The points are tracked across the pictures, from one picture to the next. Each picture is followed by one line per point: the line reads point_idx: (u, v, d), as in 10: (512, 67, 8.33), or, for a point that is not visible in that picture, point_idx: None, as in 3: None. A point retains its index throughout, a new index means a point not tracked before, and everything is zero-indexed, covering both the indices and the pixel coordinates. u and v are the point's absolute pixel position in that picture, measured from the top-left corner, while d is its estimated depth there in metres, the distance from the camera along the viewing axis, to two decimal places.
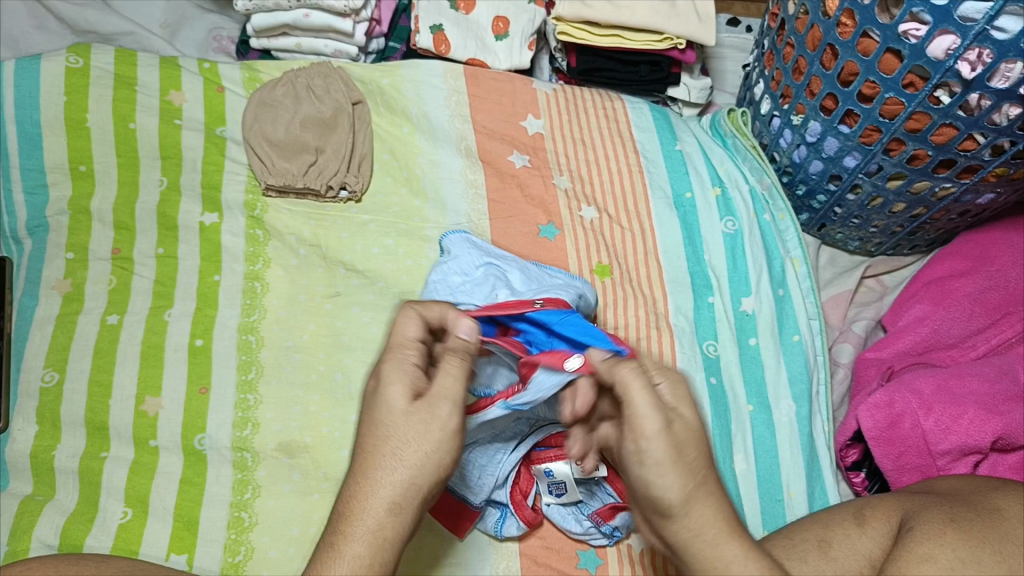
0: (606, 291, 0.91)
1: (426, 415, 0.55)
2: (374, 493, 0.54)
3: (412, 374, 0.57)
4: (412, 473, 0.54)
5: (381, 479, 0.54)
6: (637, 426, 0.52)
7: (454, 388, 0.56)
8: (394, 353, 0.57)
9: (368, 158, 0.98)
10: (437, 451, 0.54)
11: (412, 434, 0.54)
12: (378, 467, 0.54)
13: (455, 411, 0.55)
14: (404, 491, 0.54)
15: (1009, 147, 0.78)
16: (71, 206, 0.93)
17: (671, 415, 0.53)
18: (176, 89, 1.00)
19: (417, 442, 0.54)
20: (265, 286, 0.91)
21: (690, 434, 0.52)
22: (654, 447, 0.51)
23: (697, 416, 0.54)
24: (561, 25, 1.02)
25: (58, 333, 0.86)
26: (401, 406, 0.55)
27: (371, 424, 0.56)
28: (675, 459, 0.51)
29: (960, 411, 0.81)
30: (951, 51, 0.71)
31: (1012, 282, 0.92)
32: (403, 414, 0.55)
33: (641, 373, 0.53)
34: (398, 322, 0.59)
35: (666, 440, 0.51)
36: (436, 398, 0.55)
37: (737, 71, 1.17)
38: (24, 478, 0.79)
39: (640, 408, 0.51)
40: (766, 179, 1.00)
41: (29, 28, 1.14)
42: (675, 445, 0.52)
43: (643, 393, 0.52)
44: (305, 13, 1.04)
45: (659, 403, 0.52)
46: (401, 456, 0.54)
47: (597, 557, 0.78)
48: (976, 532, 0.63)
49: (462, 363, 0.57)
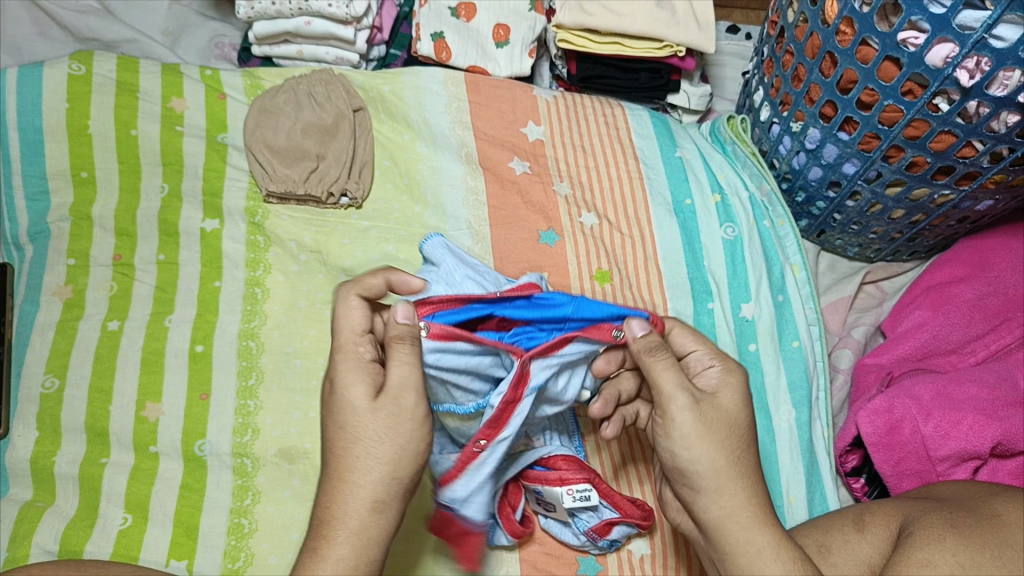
0: (606, 297, 0.92)
1: (391, 410, 0.55)
2: (352, 494, 0.54)
3: (370, 370, 0.56)
4: (388, 468, 0.54)
5: (358, 479, 0.54)
6: (664, 405, 0.58)
7: (414, 377, 0.56)
8: (348, 350, 0.57)
9: (369, 165, 0.98)
10: (409, 443, 0.55)
11: (382, 431, 0.54)
12: (353, 469, 0.54)
13: (420, 400, 0.56)
14: (384, 488, 0.55)
15: (1007, 154, 0.78)
16: (73, 212, 0.93)
17: (698, 397, 0.58)
18: (178, 96, 1.00)
19: (388, 436, 0.55)
20: (265, 292, 0.91)
21: (718, 415, 0.58)
22: (681, 420, 0.57)
23: (733, 403, 0.59)
24: (561, 33, 1.03)
25: (59, 339, 0.86)
26: (365, 404, 0.55)
27: (337, 426, 0.56)
28: (701, 435, 0.57)
29: (960, 417, 0.81)
30: (950, 59, 0.72)
31: (1011, 288, 0.92)
32: (369, 411, 0.55)
33: (669, 360, 0.59)
34: (345, 315, 0.59)
35: (692, 416, 0.57)
36: (398, 389, 0.55)
37: (736, 78, 1.18)
38: (24, 484, 0.79)
39: (664, 386, 0.58)
40: (765, 186, 1.00)
41: (32, 35, 1.14)
42: (703, 422, 0.57)
43: (667, 373, 0.58)
44: (307, 21, 1.04)
45: (683, 385, 0.58)
46: (374, 453, 0.54)
47: (597, 563, 0.78)
48: (976, 538, 0.63)
49: (414, 350, 0.56)
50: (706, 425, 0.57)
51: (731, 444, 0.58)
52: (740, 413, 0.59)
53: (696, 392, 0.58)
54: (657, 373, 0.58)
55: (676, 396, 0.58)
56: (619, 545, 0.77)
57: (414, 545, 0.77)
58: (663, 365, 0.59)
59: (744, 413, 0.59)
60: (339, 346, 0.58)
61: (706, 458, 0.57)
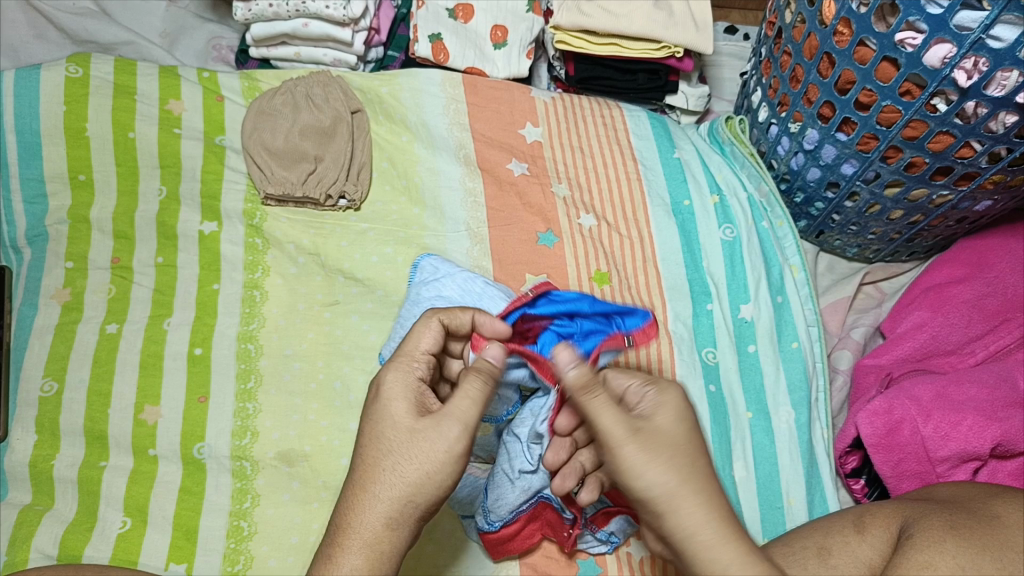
0: (605, 298, 0.92)
1: (429, 433, 0.55)
2: (371, 506, 0.54)
3: (416, 388, 0.58)
4: (410, 489, 0.54)
5: (378, 492, 0.54)
6: (606, 441, 0.55)
7: (466, 413, 0.55)
8: (402, 362, 0.59)
9: (367, 167, 0.98)
10: (437, 472, 0.54)
11: (415, 452, 0.54)
12: (377, 482, 0.54)
13: (463, 436, 0.55)
14: (402, 507, 0.54)
15: (1005, 155, 0.78)
16: (71, 215, 0.93)
17: (639, 425, 0.55)
18: (176, 98, 1.00)
19: (419, 459, 0.54)
20: (264, 294, 0.91)
21: (660, 436, 0.55)
22: (623, 452, 0.54)
23: (673, 421, 0.56)
24: (559, 34, 1.03)
25: (57, 342, 0.86)
26: (405, 421, 0.56)
27: (373, 435, 0.56)
28: (647, 462, 0.53)
29: (959, 418, 0.81)
30: (948, 59, 0.71)
31: (1010, 289, 0.92)
32: (407, 429, 0.55)
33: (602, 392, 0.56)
34: (415, 333, 0.61)
35: (635, 443, 0.54)
36: (441, 419, 0.55)
37: (734, 79, 1.18)
38: (23, 487, 0.79)
39: (602, 421, 0.55)
40: (764, 187, 1.00)
41: (29, 37, 1.14)
42: (646, 446, 0.54)
43: (605, 407, 0.55)
44: (304, 23, 1.04)
45: (620, 416, 0.55)
46: (401, 472, 0.54)
47: (596, 565, 0.78)
48: (975, 539, 0.63)
49: (483, 389, 0.56)
50: (652, 451, 0.54)
51: (681, 463, 0.54)
52: (683, 430, 0.56)
53: (635, 422, 0.55)
54: (594, 411, 0.55)
55: (615, 430, 0.55)
56: (618, 544, 0.77)
57: (417, 551, 0.78)
58: (600, 402, 0.56)
59: (687, 428, 0.56)
60: (397, 357, 0.60)
61: (657, 483, 0.53)
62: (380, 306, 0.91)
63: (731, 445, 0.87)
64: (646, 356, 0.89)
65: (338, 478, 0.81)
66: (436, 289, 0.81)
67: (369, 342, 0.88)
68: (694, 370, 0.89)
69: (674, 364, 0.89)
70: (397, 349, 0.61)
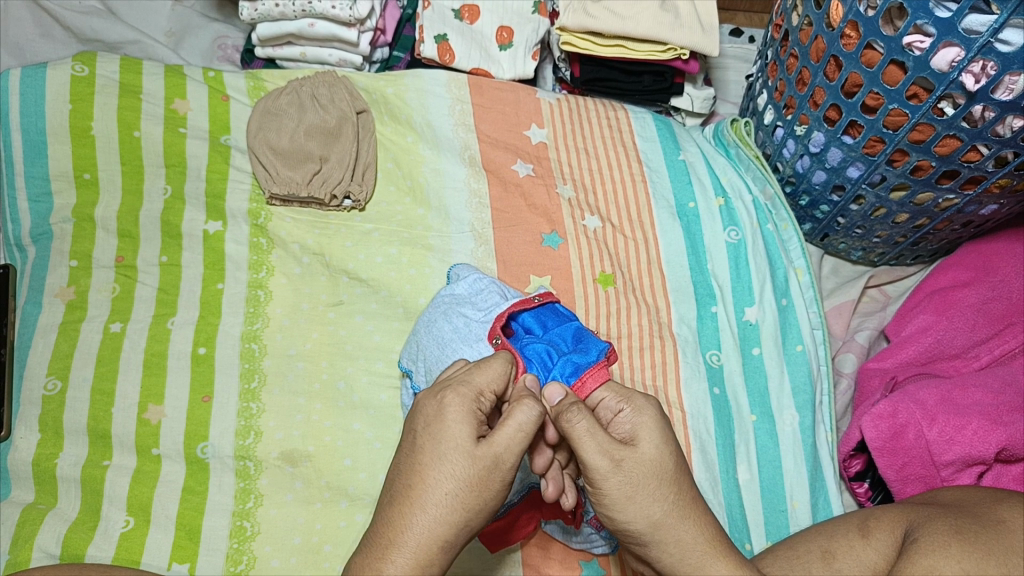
0: (609, 301, 0.92)
1: (490, 465, 0.55)
2: (428, 525, 0.54)
3: (477, 414, 0.57)
4: (466, 514, 0.55)
5: (435, 513, 0.55)
6: (591, 475, 0.57)
7: (517, 443, 0.56)
8: (470, 390, 0.58)
9: (373, 167, 0.98)
10: (491, 497, 0.56)
11: (473, 478, 0.55)
12: (433, 501, 0.55)
13: (513, 463, 0.56)
14: (455, 529, 0.55)
15: (1012, 159, 0.78)
16: (75, 214, 0.93)
17: (623, 455, 0.57)
18: (181, 97, 1.00)
19: (477, 486, 0.55)
20: (268, 294, 0.91)
21: (643, 469, 0.57)
22: (609, 487, 0.57)
23: (655, 449, 0.58)
24: (565, 35, 1.02)
25: (61, 341, 0.86)
26: (466, 447, 0.55)
27: (432, 455, 0.56)
28: (630, 495, 0.57)
29: (964, 422, 0.80)
30: (956, 63, 0.71)
31: (1016, 292, 0.92)
32: (467, 454, 0.55)
33: (588, 424, 0.57)
34: (483, 366, 0.59)
35: (619, 476, 0.57)
36: (501, 451, 0.56)
37: (739, 81, 1.18)
38: (26, 486, 0.79)
39: (587, 457, 0.57)
40: (768, 189, 0.99)
41: (34, 35, 1.15)
42: (629, 476, 0.57)
43: (589, 442, 0.57)
44: (310, 23, 1.04)
45: (603, 447, 0.57)
46: (459, 496, 0.55)
47: (600, 566, 0.78)
48: (981, 544, 0.63)
49: (531, 417, 0.56)
50: (635, 484, 0.57)
51: (661, 492, 0.58)
52: (663, 456, 0.58)
53: (618, 451, 0.57)
54: (577, 442, 0.57)
55: (599, 462, 0.57)
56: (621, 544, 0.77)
57: None
58: (582, 432, 0.57)
59: (666, 452, 0.58)
60: (463, 385, 0.58)
61: (646, 511, 0.57)
62: (384, 307, 0.90)
63: (735, 449, 0.87)
64: (649, 360, 0.89)
65: (340, 479, 0.81)
66: (449, 287, 0.80)
67: (374, 342, 0.88)
68: (698, 372, 0.89)
69: (678, 364, 0.89)
70: (463, 375, 0.59)
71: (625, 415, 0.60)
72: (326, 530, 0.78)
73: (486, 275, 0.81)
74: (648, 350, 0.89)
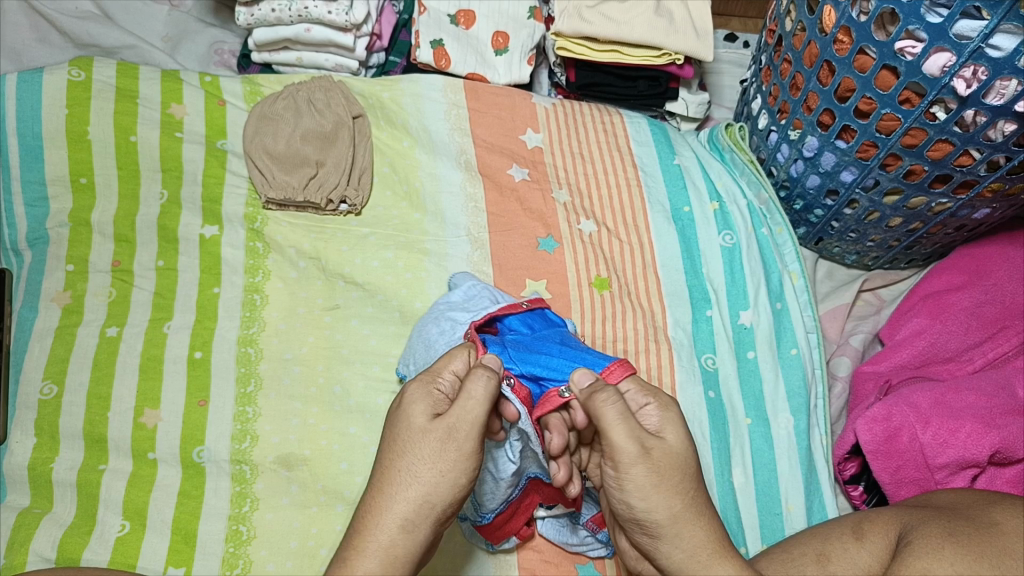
0: (605, 304, 0.92)
1: (443, 435, 0.55)
2: (388, 505, 0.54)
3: (435, 397, 0.58)
4: (422, 488, 0.54)
5: (394, 494, 0.54)
6: (618, 458, 0.57)
7: (471, 411, 0.56)
8: (427, 376, 0.60)
9: (369, 171, 0.98)
10: (450, 470, 0.55)
11: (428, 452, 0.55)
12: (394, 483, 0.55)
13: (472, 435, 0.56)
14: (418, 509, 0.54)
15: (1004, 163, 0.79)
16: (72, 218, 0.93)
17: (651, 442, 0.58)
18: (177, 102, 1.00)
19: (433, 459, 0.55)
20: (264, 298, 0.91)
21: (670, 459, 0.58)
22: (635, 474, 0.57)
23: (680, 441, 0.60)
24: (560, 40, 1.03)
25: (57, 345, 0.86)
26: (420, 423, 0.56)
27: (391, 439, 0.57)
28: (656, 484, 0.57)
29: (958, 425, 0.81)
30: (947, 68, 0.72)
31: (1008, 296, 0.92)
32: (421, 430, 0.56)
33: (617, 406, 0.58)
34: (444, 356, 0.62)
35: (646, 465, 0.57)
36: (456, 421, 0.56)
37: (734, 86, 1.19)
38: (22, 490, 0.79)
39: (617, 442, 0.57)
40: (763, 194, 1.01)
41: (31, 41, 1.15)
42: (657, 469, 0.57)
43: (621, 428, 0.57)
44: (306, 28, 1.04)
45: (635, 433, 0.57)
46: (416, 471, 0.54)
47: (597, 570, 0.78)
48: (975, 546, 0.63)
49: (485, 383, 0.57)
50: (661, 473, 0.57)
51: (686, 486, 0.58)
52: (688, 452, 0.60)
53: (648, 439, 0.58)
54: (608, 425, 0.57)
55: (630, 448, 0.57)
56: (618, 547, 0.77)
57: None
58: (615, 418, 0.57)
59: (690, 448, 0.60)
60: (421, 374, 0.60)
61: (664, 507, 0.57)
62: (380, 311, 0.90)
63: (730, 452, 0.87)
64: (645, 364, 0.89)
65: (337, 483, 0.81)
66: (444, 297, 0.81)
67: (370, 346, 0.88)
68: (694, 375, 0.89)
69: (673, 368, 0.89)
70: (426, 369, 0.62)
71: (650, 409, 0.62)
72: (322, 534, 0.78)
73: (483, 285, 0.82)
74: (644, 354, 0.90)
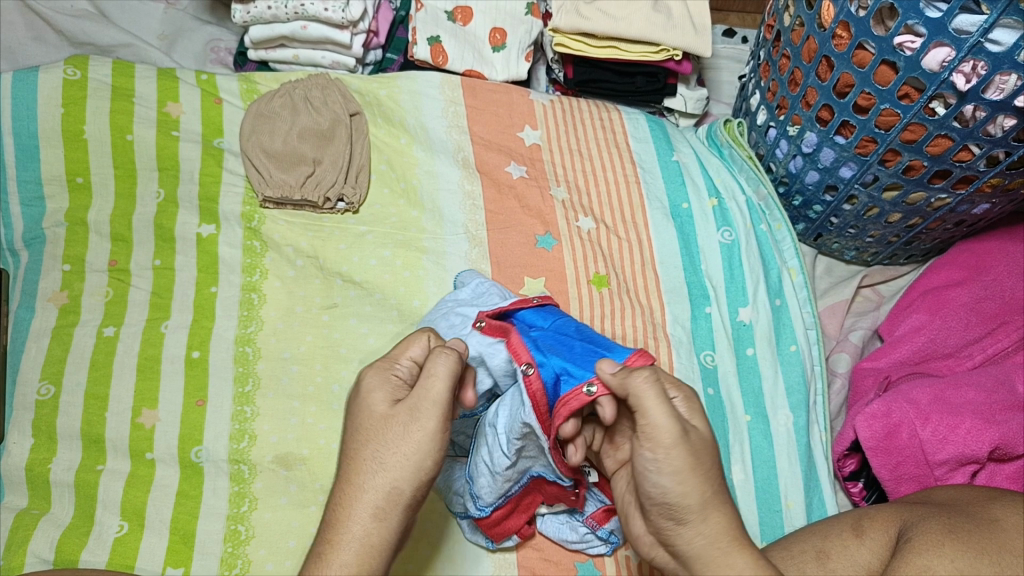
0: (604, 301, 0.92)
1: (405, 418, 0.55)
2: (358, 492, 0.54)
3: (393, 383, 0.58)
4: (389, 474, 0.54)
5: (363, 484, 0.54)
6: (655, 437, 0.55)
7: (433, 391, 0.56)
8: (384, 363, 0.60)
9: (366, 169, 0.98)
10: (415, 454, 0.54)
11: (392, 437, 0.55)
12: (360, 473, 0.54)
13: (434, 416, 0.55)
14: (387, 497, 0.54)
15: (1004, 158, 0.78)
16: (68, 218, 0.93)
17: (687, 427, 0.57)
18: (174, 101, 1.00)
19: (397, 445, 0.54)
20: (262, 297, 0.91)
21: (706, 444, 0.57)
22: (673, 455, 0.55)
23: (708, 429, 0.59)
24: (557, 37, 1.02)
25: (54, 345, 0.85)
26: (381, 411, 0.56)
27: (355, 429, 0.57)
28: (692, 466, 0.55)
29: (957, 421, 0.81)
30: (946, 63, 0.72)
31: (1008, 291, 0.92)
32: (383, 418, 0.56)
33: (654, 384, 0.57)
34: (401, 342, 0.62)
35: (683, 447, 0.56)
36: (418, 401, 0.56)
37: (732, 82, 1.18)
38: (20, 491, 0.79)
39: (656, 418, 0.55)
40: (762, 189, 1.00)
41: (26, 39, 1.14)
42: (692, 453, 0.56)
43: (658, 404, 0.56)
44: (303, 26, 1.04)
45: (673, 411, 0.56)
46: (381, 459, 0.54)
47: (595, 568, 0.78)
48: (974, 543, 0.63)
49: (446, 362, 0.56)
50: (697, 456, 0.56)
51: (715, 473, 0.57)
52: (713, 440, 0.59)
53: (685, 422, 0.57)
54: (644, 400, 0.56)
55: (670, 426, 0.55)
56: (618, 545, 0.77)
57: (412, 555, 0.77)
58: (650, 394, 0.56)
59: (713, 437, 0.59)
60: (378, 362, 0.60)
61: (697, 493, 0.55)
62: (378, 309, 0.90)
63: (729, 449, 0.86)
64: None
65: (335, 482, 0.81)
66: (453, 293, 0.81)
67: (368, 345, 0.88)
68: (693, 372, 0.89)
69: (673, 365, 0.89)
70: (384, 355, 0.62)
71: (677, 401, 0.60)
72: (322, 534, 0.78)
73: (492, 282, 0.82)
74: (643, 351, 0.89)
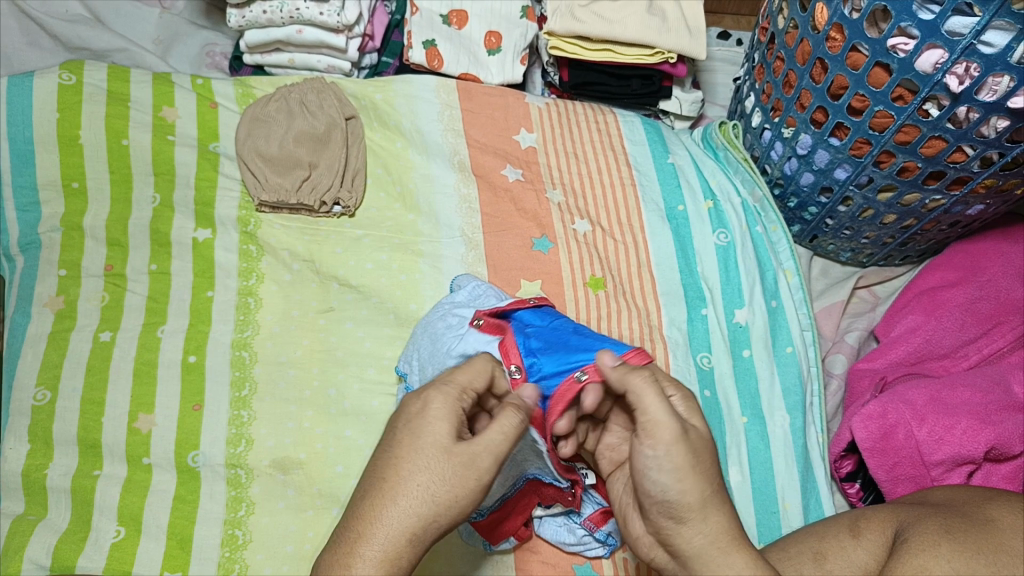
0: (601, 303, 0.92)
1: (467, 460, 0.54)
2: (398, 517, 0.53)
3: (456, 411, 0.57)
4: (435, 507, 0.54)
5: (406, 506, 0.53)
6: (655, 433, 0.56)
7: (497, 444, 0.55)
8: (450, 387, 0.58)
9: (362, 173, 0.98)
10: (464, 497, 0.54)
11: (447, 473, 0.54)
12: (404, 494, 0.53)
13: (492, 467, 0.55)
14: (425, 525, 0.54)
15: (997, 159, 0.79)
16: (64, 223, 0.93)
17: (687, 426, 0.57)
18: (169, 105, 1.00)
19: (450, 482, 0.54)
20: (258, 301, 0.90)
21: (706, 441, 0.58)
22: (674, 452, 0.55)
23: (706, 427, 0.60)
24: (552, 40, 1.03)
25: (50, 350, 0.85)
26: (443, 443, 0.55)
27: (408, 448, 0.55)
28: (691, 465, 0.56)
29: (953, 421, 0.81)
30: (939, 65, 0.72)
31: (1003, 291, 0.92)
32: (444, 451, 0.55)
33: (653, 382, 0.57)
34: (467, 367, 0.60)
35: (682, 446, 0.56)
36: (477, 449, 0.55)
37: (728, 84, 1.19)
38: (16, 497, 0.78)
39: (656, 415, 0.56)
40: (757, 192, 1.00)
41: (22, 44, 1.14)
42: (692, 452, 0.56)
43: (657, 401, 0.56)
44: (298, 30, 1.04)
45: (673, 409, 0.56)
46: (431, 490, 0.54)
47: (593, 570, 0.78)
48: (970, 544, 0.62)
49: (516, 423, 0.56)
50: (696, 453, 0.56)
51: (713, 473, 0.57)
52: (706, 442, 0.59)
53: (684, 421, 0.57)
54: (643, 398, 0.57)
55: (670, 422, 0.56)
56: (616, 547, 0.77)
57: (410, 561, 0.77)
58: (648, 391, 0.57)
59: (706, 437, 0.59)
60: (444, 383, 0.58)
61: (697, 491, 0.55)
62: (374, 313, 0.90)
63: (726, 451, 0.86)
64: None
65: (332, 487, 0.80)
66: (450, 296, 0.81)
67: (364, 348, 0.88)
68: (690, 375, 0.89)
69: (669, 367, 0.89)
70: (446, 375, 0.59)
71: (676, 400, 0.62)
72: (319, 538, 0.78)
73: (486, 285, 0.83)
74: None
